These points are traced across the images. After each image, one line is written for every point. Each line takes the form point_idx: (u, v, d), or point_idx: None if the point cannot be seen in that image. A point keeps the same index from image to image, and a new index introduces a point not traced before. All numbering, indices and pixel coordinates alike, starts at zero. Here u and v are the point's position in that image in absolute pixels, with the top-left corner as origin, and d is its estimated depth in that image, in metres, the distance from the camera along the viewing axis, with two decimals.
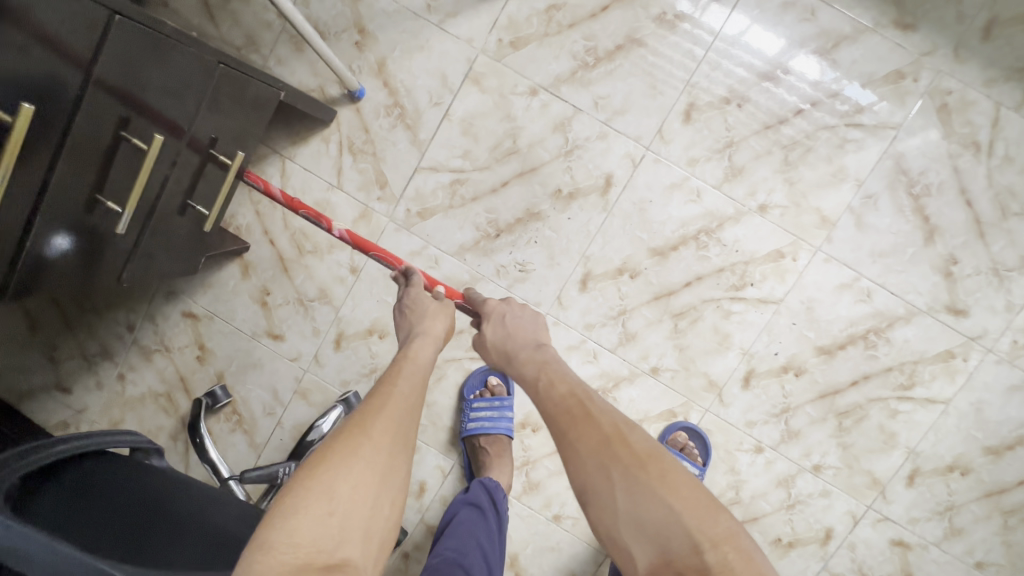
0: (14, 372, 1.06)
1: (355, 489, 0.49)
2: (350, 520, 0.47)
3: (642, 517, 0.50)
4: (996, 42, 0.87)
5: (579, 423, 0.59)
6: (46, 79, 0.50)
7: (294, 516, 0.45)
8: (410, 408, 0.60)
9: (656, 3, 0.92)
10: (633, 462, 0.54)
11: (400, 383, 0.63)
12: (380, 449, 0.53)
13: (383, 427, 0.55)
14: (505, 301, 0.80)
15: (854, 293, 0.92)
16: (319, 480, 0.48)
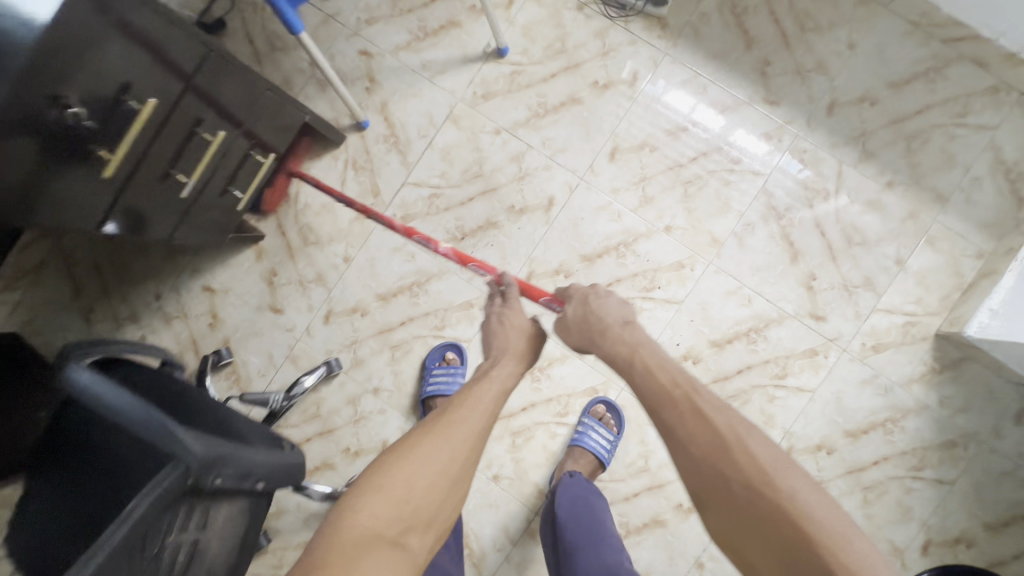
0: (56, 329, 1.32)
1: (429, 486, 0.74)
2: (420, 502, 0.73)
3: (749, 511, 0.63)
4: (836, 118, 1.18)
5: (685, 418, 0.71)
6: (165, 88, 0.78)
7: (387, 499, 0.72)
8: (488, 415, 0.83)
9: (591, 75, 1.23)
10: (735, 466, 0.66)
11: (483, 392, 0.85)
12: (449, 450, 0.77)
13: (457, 433, 0.79)
14: (588, 289, 0.94)
15: (739, 299, 1.18)
16: (398, 475, 0.74)
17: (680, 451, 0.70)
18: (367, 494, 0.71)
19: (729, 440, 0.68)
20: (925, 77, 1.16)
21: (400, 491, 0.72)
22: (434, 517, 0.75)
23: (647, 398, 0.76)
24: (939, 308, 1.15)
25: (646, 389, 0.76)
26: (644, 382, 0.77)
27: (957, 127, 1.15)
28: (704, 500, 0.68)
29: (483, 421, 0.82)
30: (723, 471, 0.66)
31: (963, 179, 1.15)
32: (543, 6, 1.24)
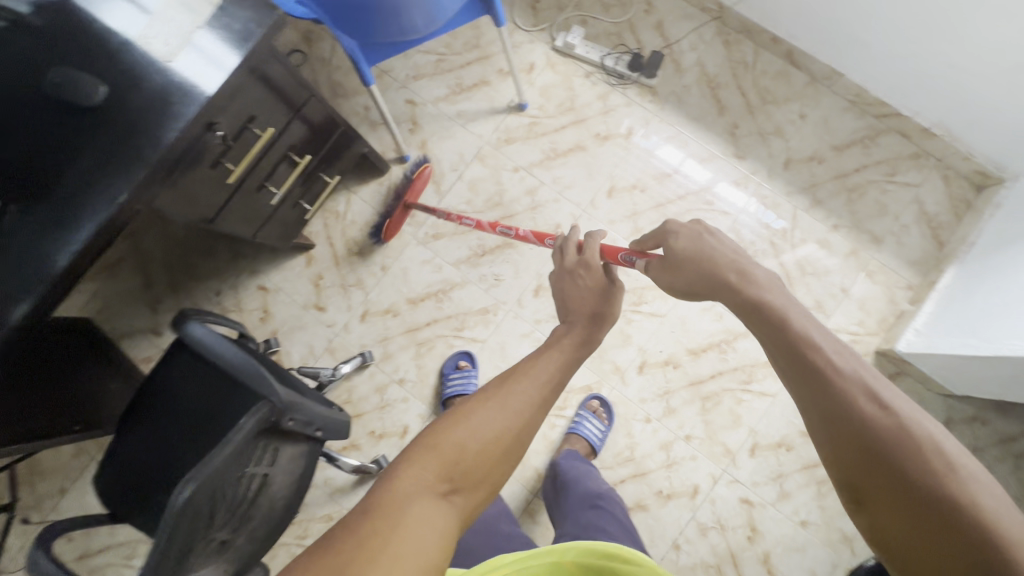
0: (125, 317, 1.53)
1: (481, 447, 0.65)
2: (472, 469, 0.64)
3: (892, 477, 0.54)
4: (791, 172, 1.45)
5: (838, 391, 0.58)
6: (278, 121, 1.04)
7: (432, 458, 0.63)
8: (555, 382, 0.75)
9: (595, 128, 1.51)
10: (908, 450, 0.54)
11: (542, 361, 0.77)
12: (508, 413, 0.69)
13: (517, 397, 0.70)
14: (699, 226, 0.79)
15: (712, 315, 1.42)
16: (450, 442, 0.65)
17: (824, 422, 0.59)
18: (418, 450, 0.64)
19: (887, 420, 0.56)
20: (861, 143, 1.45)
21: (451, 453, 0.64)
22: (486, 482, 0.65)
23: (789, 365, 0.63)
24: (878, 329, 1.38)
25: (783, 345, 0.63)
26: (803, 351, 0.62)
27: (888, 184, 1.43)
28: (856, 485, 0.56)
29: (548, 385, 0.74)
30: (874, 451, 0.55)
31: (894, 225, 1.41)
32: (557, 72, 1.54)
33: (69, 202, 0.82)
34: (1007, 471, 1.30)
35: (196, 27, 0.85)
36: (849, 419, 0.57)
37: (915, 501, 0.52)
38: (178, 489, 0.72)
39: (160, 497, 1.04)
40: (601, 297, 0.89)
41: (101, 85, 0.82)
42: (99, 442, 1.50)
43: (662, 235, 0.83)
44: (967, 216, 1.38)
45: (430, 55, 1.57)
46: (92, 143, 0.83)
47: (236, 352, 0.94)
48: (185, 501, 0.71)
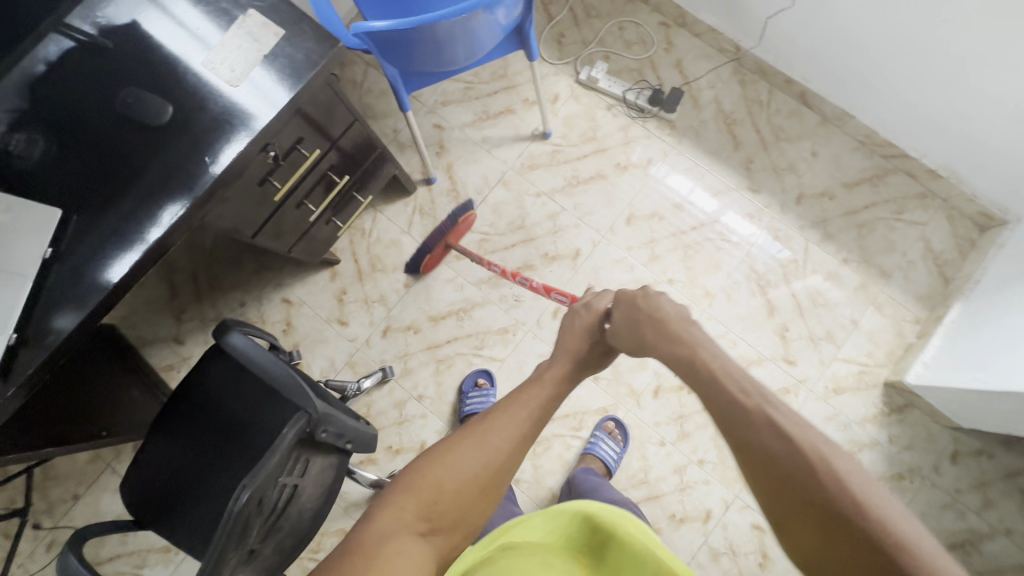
0: (149, 325, 1.55)
1: (457, 488, 0.69)
2: (449, 509, 0.68)
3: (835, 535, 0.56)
4: (803, 206, 1.51)
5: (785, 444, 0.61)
6: (324, 142, 1.10)
7: (408, 500, 0.68)
8: (533, 416, 0.77)
9: (615, 158, 1.57)
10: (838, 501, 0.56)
11: (517, 399, 0.78)
12: (488, 450, 0.72)
13: (493, 435, 0.73)
14: (638, 291, 0.85)
15: (726, 341, 1.45)
16: (430, 482, 0.69)
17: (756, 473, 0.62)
18: (397, 490, 0.69)
19: (827, 475, 0.58)
20: (870, 182, 1.51)
21: (429, 494, 0.68)
22: (462, 523, 0.69)
23: (733, 421, 0.66)
24: (886, 361, 1.42)
25: (719, 405, 0.67)
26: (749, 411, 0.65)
27: (896, 221, 1.49)
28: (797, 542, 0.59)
29: (525, 418, 0.76)
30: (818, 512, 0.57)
31: (902, 261, 1.47)
32: (580, 104, 1.61)
33: (133, 213, 0.86)
34: (1012, 505, 1.33)
35: (261, 55, 0.90)
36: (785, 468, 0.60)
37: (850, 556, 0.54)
38: (237, 493, 0.72)
39: (184, 503, 1.05)
40: (596, 356, 0.90)
41: (168, 105, 0.88)
42: (114, 450, 1.51)
43: (619, 299, 0.88)
44: (971, 255, 1.44)
45: (459, 83, 1.64)
46: (157, 159, 0.88)
47: (276, 361, 0.98)
48: (244, 505, 0.71)
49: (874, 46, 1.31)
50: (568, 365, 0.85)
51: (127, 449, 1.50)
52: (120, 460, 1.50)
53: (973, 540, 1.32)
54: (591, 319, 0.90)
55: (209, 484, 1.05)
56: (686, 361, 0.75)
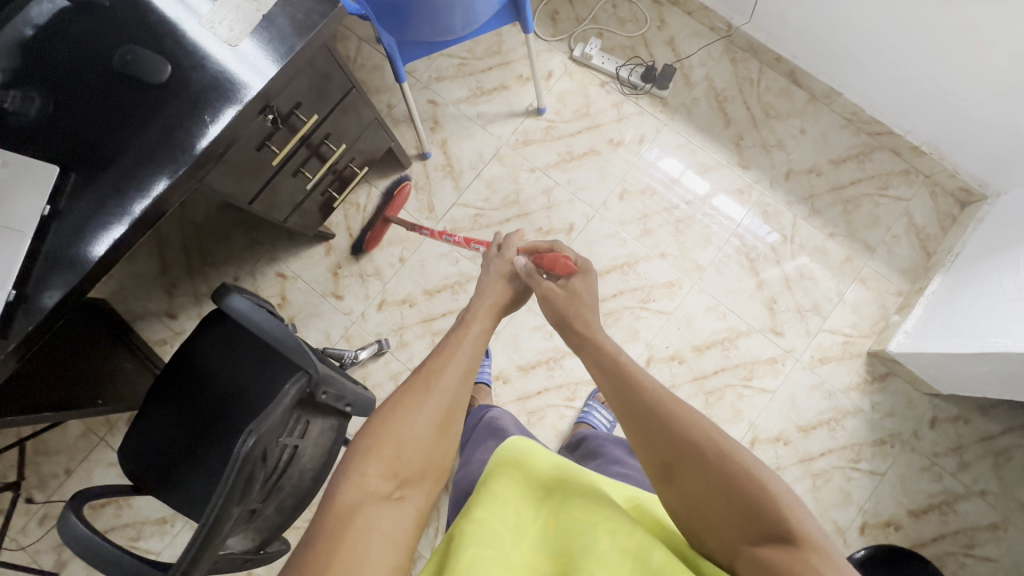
0: (140, 299, 1.54)
1: (418, 438, 0.64)
2: (414, 460, 0.62)
3: (711, 482, 0.56)
4: (791, 182, 1.55)
5: (671, 419, 0.62)
6: (320, 108, 1.09)
7: (369, 460, 0.61)
8: (470, 349, 0.74)
9: (608, 134, 1.59)
10: (711, 453, 0.57)
11: (449, 342, 0.75)
12: (439, 390, 0.68)
13: (438, 377, 0.69)
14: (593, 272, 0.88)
15: (716, 313, 1.49)
16: (384, 435, 0.63)
17: (641, 436, 0.63)
18: (352, 451, 0.62)
19: (700, 426, 0.60)
20: (856, 159, 1.55)
21: (390, 448, 0.62)
22: (431, 468, 0.64)
23: (625, 407, 0.66)
24: (870, 332, 1.47)
25: (614, 377, 0.70)
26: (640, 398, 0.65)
27: (881, 197, 1.53)
28: (699, 516, 0.56)
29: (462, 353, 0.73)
30: (700, 461, 0.57)
31: (885, 235, 1.51)
32: (574, 81, 1.62)
33: (132, 171, 0.86)
34: (986, 467, 1.39)
35: (260, 15, 0.90)
36: (680, 441, 0.59)
37: (732, 501, 0.54)
38: (241, 440, 0.73)
39: (183, 467, 1.05)
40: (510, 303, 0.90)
41: (167, 64, 0.88)
42: (107, 424, 1.50)
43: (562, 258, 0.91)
44: (952, 230, 1.49)
45: (453, 58, 1.64)
46: (156, 117, 0.88)
47: (283, 322, 0.98)
48: (250, 449, 0.72)
49: (861, 23, 1.35)
50: (494, 301, 0.86)
51: (119, 423, 1.50)
52: (113, 434, 1.49)
53: (949, 502, 1.38)
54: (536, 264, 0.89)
55: (209, 448, 1.05)
56: (597, 345, 0.77)
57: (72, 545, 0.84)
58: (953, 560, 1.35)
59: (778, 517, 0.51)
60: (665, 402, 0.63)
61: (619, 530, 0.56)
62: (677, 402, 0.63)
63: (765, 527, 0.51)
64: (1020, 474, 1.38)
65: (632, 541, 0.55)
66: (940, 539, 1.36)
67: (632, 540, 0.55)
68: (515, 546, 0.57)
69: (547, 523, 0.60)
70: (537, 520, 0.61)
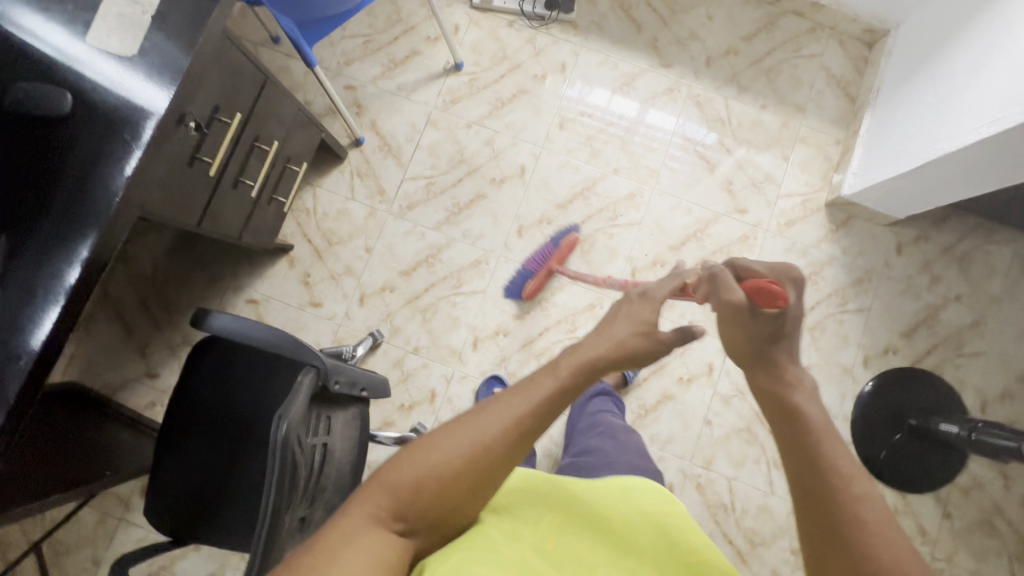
0: (113, 369, 1.46)
1: (439, 487, 0.57)
2: (429, 508, 0.57)
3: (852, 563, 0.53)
4: (714, 69, 1.59)
5: (847, 501, 0.56)
6: (242, 105, 1.06)
7: (383, 495, 0.57)
8: (545, 406, 0.62)
9: (531, 71, 1.59)
10: (872, 539, 0.53)
11: (521, 386, 0.63)
12: (477, 440, 0.59)
13: (485, 426, 0.60)
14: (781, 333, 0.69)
15: (681, 210, 1.53)
16: (404, 473, 0.58)
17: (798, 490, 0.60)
18: (370, 481, 0.58)
19: (863, 504, 0.56)
20: (765, 30, 1.60)
21: (408, 488, 0.57)
22: (444, 518, 0.59)
23: (793, 459, 0.62)
24: (822, 185, 1.55)
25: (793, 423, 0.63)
26: (819, 454, 0.60)
27: (797, 59, 1.59)
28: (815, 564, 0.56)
29: (532, 407, 0.61)
30: (848, 537, 0.54)
31: (811, 93, 1.58)
32: (482, 28, 1.61)
33: (68, 210, 0.82)
34: (954, 274, 1.50)
35: (147, 17, 0.86)
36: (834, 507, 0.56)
37: None
38: (274, 426, 0.70)
39: (220, 505, 1.02)
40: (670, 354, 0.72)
41: (67, 93, 0.83)
42: (121, 503, 1.43)
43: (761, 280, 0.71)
44: (867, 71, 1.57)
45: (356, 38, 1.60)
46: (73, 150, 0.84)
47: (285, 333, 0.94)
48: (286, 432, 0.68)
49: None
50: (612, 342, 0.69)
51: (135, 497, 1.43)
52: (131, 510, 1.43)
53: (932, 314, 1.48)
54: (738, 297, 0.71)
55: (239, 478, 1.03)
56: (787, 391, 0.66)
57: None
58: (950, 364, 1.46)
59: None
60: (846, 474, 0.58)
61: None
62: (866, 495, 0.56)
63: None
64: (983, 270, 1.50)
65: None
66: (934, 349, 1.47)
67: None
68: (514, 542, 0.61)
69: (547, 539, 0.63)
70: (537, 534, 0.63)
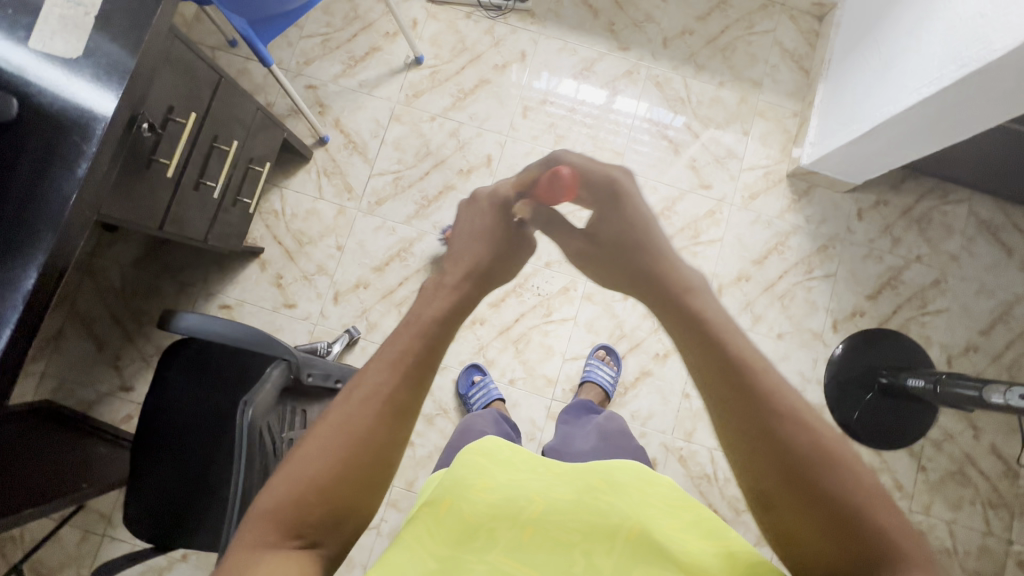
0: (86, 384, 1.44)
1: (327, 493, 0.50)
2: (323, 518, 0.49)
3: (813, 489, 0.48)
4: (671, 49, 1.62)
5: (806, 435, 0.50)
6: (197, 105, 1.06)
7: (266, 521, 0.48)
8: (411, 362, 0.55)
9: (491, 61, 1.60)
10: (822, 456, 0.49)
11: (380, 351, 0.56)
12: (349, 424, 0.52)
13: (352, 408, 0.53)
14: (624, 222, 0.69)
15: (648, 189, 1.56)
16: (282, 491, 0.49)
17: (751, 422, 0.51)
18: (248, 517, 0.49)
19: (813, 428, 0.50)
20: (718, 9, 1.64)
21: (292, 503, 0.49)
22: (346, 523, 0.51)
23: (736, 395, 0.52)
24: (782, 157, 1.58)
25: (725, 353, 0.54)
26: (770, 395, 0.52)
27: (751, 35, 1.63)
28: (756, 480, 0.51)
29: (396, 372, 0.54)
30: (801, 463, 0.49)
31: (766, 68, 1.62)
32: (441, 21, 1.61)
33: (20, 216, 0.81)
34: (914, 235, 1.54)
35: (91, 18, 0.86)
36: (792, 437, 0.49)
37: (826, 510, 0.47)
38: (239, 412, 0.70)
39: (201, 507, 1.02)
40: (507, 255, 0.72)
41: (13, 98, 0.83)
42: (103, 519, 1.41)
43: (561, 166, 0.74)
44: (818, 43, 1.61)
45: (315, 38, 1.59)
46: (23, 155, 0.83)
47: (250, 328, 0.93)
48: (253, 419, 0.69)
49: None
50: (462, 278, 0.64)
51: (116, 513, 1.42)
52: (114, 526, 1.41)
53: (895, 276, 1.53)
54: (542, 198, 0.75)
55: (219, 478, 1.03)
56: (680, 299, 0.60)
57: None
58: (915, 322, 1.50)
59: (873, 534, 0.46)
60: (759, 370, 0.53)
61: (597, 551, 0.59)
62: (781, 387, 0.52)
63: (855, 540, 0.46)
64: (941, 230, 1.54)
65: (607, 565, 0.57)
66: (899, 309, 1.51)
67: (608, 563, 0.58)
68: (484, 554, 0.58)
69: (523, 532, 0.61)
70: (512, 530, 0.62)
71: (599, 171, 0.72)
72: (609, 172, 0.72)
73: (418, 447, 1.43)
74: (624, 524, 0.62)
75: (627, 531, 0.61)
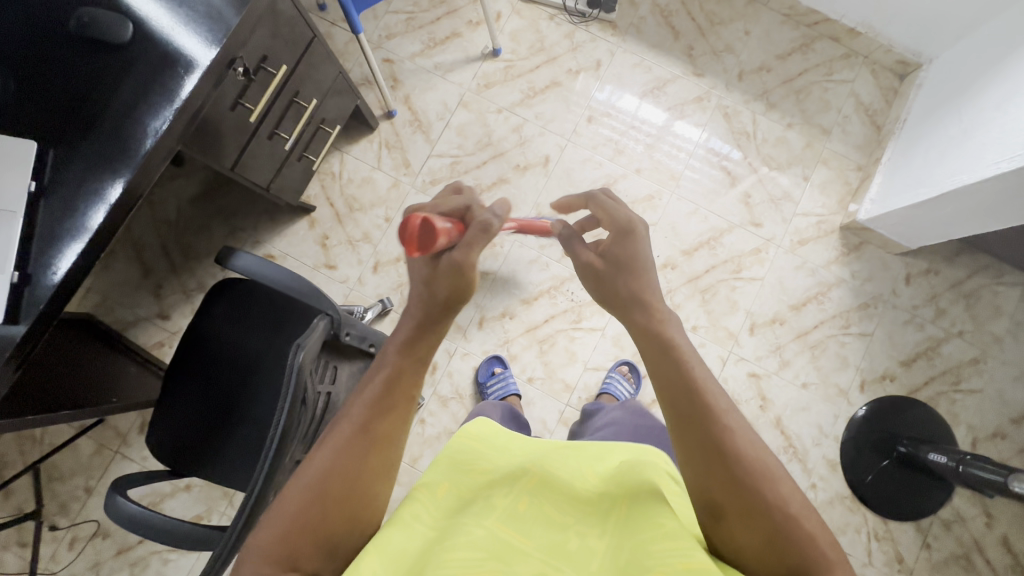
0: (127, 306, 1.50)
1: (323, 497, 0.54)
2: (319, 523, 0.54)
3: (766, 517, 0.53)
4: (745, 82, 1.62)
5: (757, 474, 0.55)
6: (288, 59, 1.10)
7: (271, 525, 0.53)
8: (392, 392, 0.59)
9: (565, 65, 1.62)
10: (767, 487, 0.54)
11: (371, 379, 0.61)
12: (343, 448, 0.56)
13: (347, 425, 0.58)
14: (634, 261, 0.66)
15: (698, 217, 1.56)
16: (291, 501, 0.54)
17: (706, 460, 0.56)
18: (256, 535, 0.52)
19: (761, 467, 0.55)
20: (800, 51, 1.63)
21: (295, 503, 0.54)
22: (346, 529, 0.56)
23: (703, 439, 0.56)
24: (838, 209, 1.57)
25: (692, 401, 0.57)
26: (726, 435, 0.56)
27: (828, 82, 1.62)
28: (721, 507, 0.54)
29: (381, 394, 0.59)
30: (751, 497, 0.54)
31: (838, 117, 1.60)
32: (523, 18, 1.64)
33: (116, 132, 0.86)
34: (960, 310, 1.51)
35: None
36: (738, 477, 0.54)
37: (772, 531, 0.53)
38: (291, 354, 0.73)
39: (222, 442, 1.06)
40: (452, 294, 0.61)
41: (128, 22, 0.87)
42: (119, 437, 1.46)
43: (596, 212, 0.69)
44: (896, 101, 1.59)
45: (400, 14, 1.64)
46: (128, 76, 0.87)
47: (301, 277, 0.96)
48: (301, 362, 0.72)
49: None
50: (415, 323, 0.61)
51: (132, 433, 1.47)
52: (127, 445, 1.46)
53: (933, 346, 1.50)
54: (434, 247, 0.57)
55: (242, 417, 1.07)
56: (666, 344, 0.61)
57: (128, 526, 0.83)
58: (945, 398, 1.47)
59: (810, 552, 0.52)
60: (721, 412, 0.57)
61: (591, 530, 0.61)
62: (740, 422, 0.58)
63: (793, 556, 0.52)
64: (989, 309, 1.51)
65: (602, 541, 0.59)
66: (931, 381, 1.48)
67: (601, 543, 0.59)
68: (480, 520, 0.57)
69: (519, 500, 0.62)
70: (508, 499, 0.62)
71: (621, 210, 0.67)
72: (630, 214, 0.66)
73: (428, 426, 1.45)
74: (616, 507, 0.64)
75: (619, 512, 0.62)
